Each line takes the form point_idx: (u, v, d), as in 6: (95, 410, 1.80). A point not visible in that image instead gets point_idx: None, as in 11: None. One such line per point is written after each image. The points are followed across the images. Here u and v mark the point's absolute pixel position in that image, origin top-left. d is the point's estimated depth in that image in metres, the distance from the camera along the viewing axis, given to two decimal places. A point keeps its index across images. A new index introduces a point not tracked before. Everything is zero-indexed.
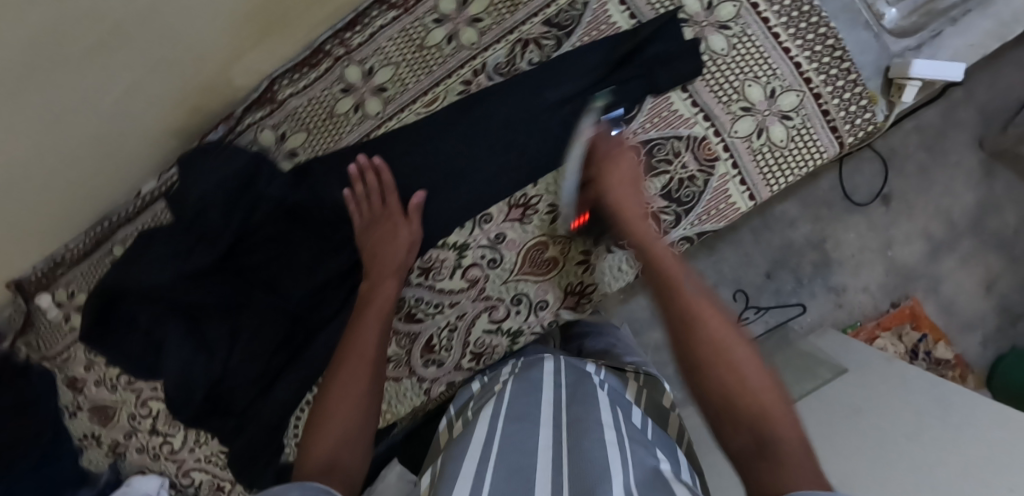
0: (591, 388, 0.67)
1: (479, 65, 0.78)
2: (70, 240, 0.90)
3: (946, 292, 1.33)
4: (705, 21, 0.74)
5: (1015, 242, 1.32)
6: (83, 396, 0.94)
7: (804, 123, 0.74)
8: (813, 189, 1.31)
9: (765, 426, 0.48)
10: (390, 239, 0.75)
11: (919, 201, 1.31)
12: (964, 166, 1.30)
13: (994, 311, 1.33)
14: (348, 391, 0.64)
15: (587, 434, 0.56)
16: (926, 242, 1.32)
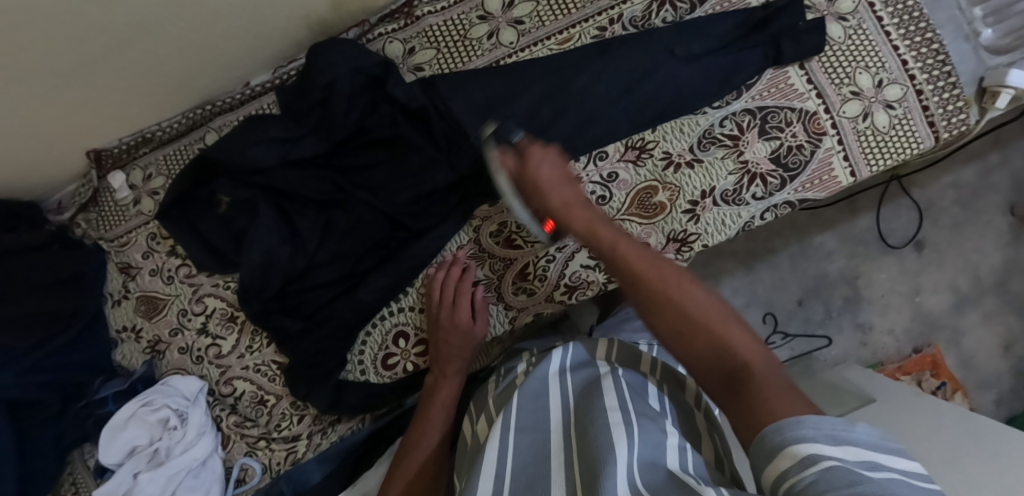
0: (598, 381, 0.69)
1: (615, 15, 0.82)
2: (166, 118, 0.89)
3: (966, 345, 1.45)
4: (826, 10, 0.82)
5: None
6: (134, 284, 0.89)
7: (906, 113, 0.81)
8: (850, 225, 1.45)
9: (755, 387, 0.46)
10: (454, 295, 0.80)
11: (950, 252, 1.45)
12: (993, 227, 1.43)
13: (1010, 372, 1.44)
14: (421, 450, 0.76)
15: (594, 421, 0.59)
16: (953, 294, 1.45)
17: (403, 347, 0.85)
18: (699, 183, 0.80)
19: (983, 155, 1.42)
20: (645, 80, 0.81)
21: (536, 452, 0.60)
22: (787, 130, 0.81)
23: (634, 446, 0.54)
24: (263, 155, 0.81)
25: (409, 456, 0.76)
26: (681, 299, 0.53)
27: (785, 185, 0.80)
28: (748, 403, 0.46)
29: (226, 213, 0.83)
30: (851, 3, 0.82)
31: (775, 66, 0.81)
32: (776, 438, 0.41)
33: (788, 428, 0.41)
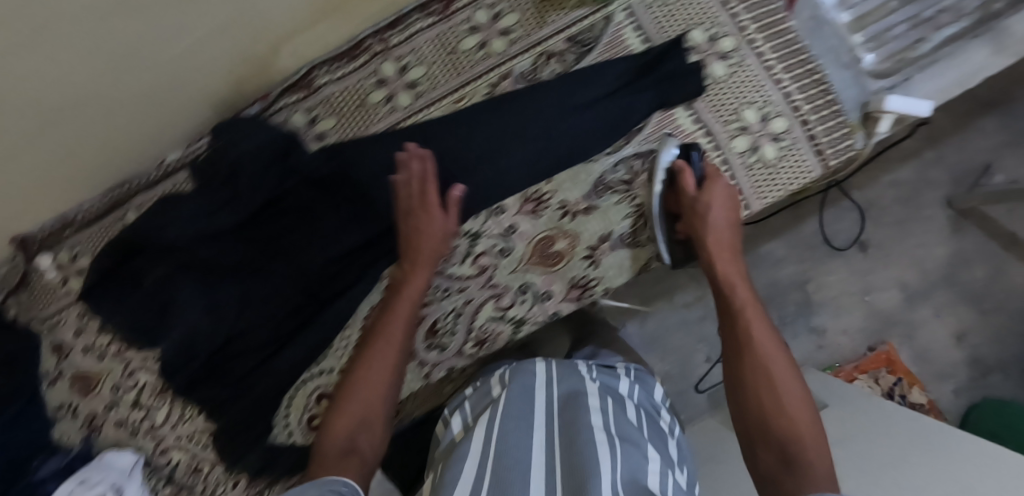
0: (581, 395, 0.76)
1: (506, 71, 0.85)
2: (86, 200, 0.91)
3: (920, 339, 1.41)
4: (708, 51, 0.85)
5: (985, 295, 1.41)
6: (66, 362, 0.91)
7: (793, 144, 0.84)
8: (797, 231, 1.42)
9: (794, 448, 0.57)
10: (431, 221, 0.78)
11: (895, 250, 1.42)
12: (935, 221, 1.41)
13: (966, 363, 1.39)
14: (377, 358, 0.73)
15: (580, 435, 0.65)
16: (901, 290, 1.42)
17: (326, 407, 0.87)
18: (597, 229, 0.83)
19: (919, 152, 1.40)
20: (539, 132, 0.82)
21: (519, 441, 0.67)
22: (679, 170, 0.82)
23: (616, 465, 0.60)
24: (186, 226, 0.82)
25: (361, 368, 0.73)
26: (770, 370, 0.64)
27: (681, 224, 0.83)
28: (791, 490, 0.54)
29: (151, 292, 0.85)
30: (732, 41, 0.85)
31: (663, 109, 0.83)
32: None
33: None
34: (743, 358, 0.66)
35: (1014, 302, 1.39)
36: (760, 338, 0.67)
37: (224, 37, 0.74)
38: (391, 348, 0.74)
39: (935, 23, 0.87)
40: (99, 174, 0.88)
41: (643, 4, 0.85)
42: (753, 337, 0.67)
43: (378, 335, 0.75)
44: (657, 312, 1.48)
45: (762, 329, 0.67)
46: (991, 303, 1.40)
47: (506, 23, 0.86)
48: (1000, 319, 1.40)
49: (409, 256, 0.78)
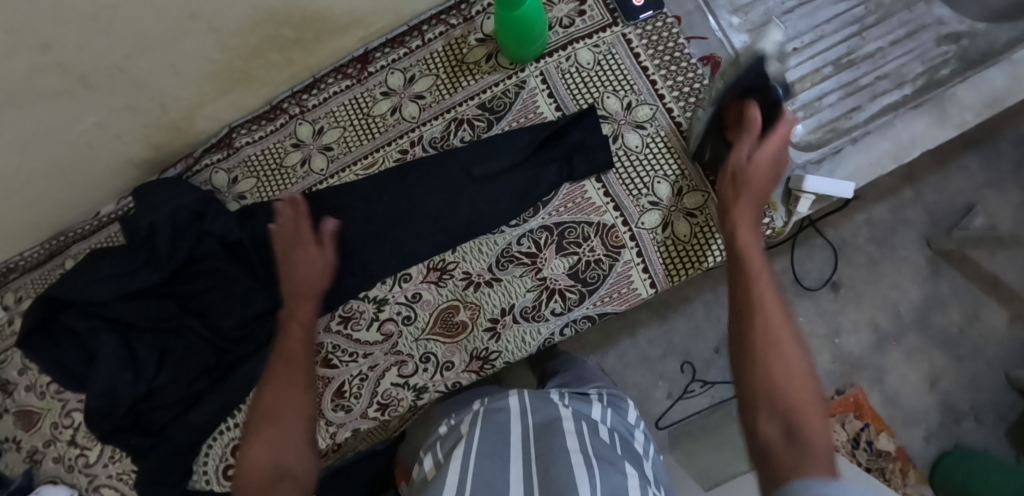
0: (556, 422, 0.73)
1: (416, 137, 0.85)
2: (26, 249, 0.96)
3: (891, 383, 1.25)
4: (622, 120, 0.82)
5: (961, 341, 1.24)
6: (12, 399, 0.97)
7: (707, 220, 0.80)
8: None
9: (799, 429, 0.51)
10: (303, 260, 0.77)
11: (868, 291, 1.26)
12: (911, 262, 1.25)
13: (938, 407, 1.24)
14: (278, 392, 0.67)
15: (556, 463, 0.63)
16: (873, 332, 1.26)
17: None
18: (499, 301, 0.82)
19: (895, 191, 1.24)
20: (445, 202, 0.83)
21: (493, 479, 0.64)
22: (585, 244, 0.81)
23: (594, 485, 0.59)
24: (99, 290, 0.87)
25: (266, 408, 0.66)
26: (774, 340, 0.57)
27: (584, 299, 0.81)
28: (790, 465, 0.49)
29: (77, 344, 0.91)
30: (648, 109, 0.82)
31: (570, 181, 0.82)
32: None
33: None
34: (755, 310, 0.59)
35: (992, 349, 1.23)
36: (761, 273, 0.63)
37: (132, 111, 0.77)
38: (297, 377, 0.69)
39: (873, 90, 0.81)
40: (35, 228, 0.92)
41: (558, 70, 0.84)
42: (756, 269, 0.63)
43: (280, 360, 0.71)
44: (619, 347, 1.39)
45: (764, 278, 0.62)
46: (967, 348, 1.24)
47: (420, 87, 0.85)
48: (974, 367, 1.23)
49: (288, 291, 0.76)
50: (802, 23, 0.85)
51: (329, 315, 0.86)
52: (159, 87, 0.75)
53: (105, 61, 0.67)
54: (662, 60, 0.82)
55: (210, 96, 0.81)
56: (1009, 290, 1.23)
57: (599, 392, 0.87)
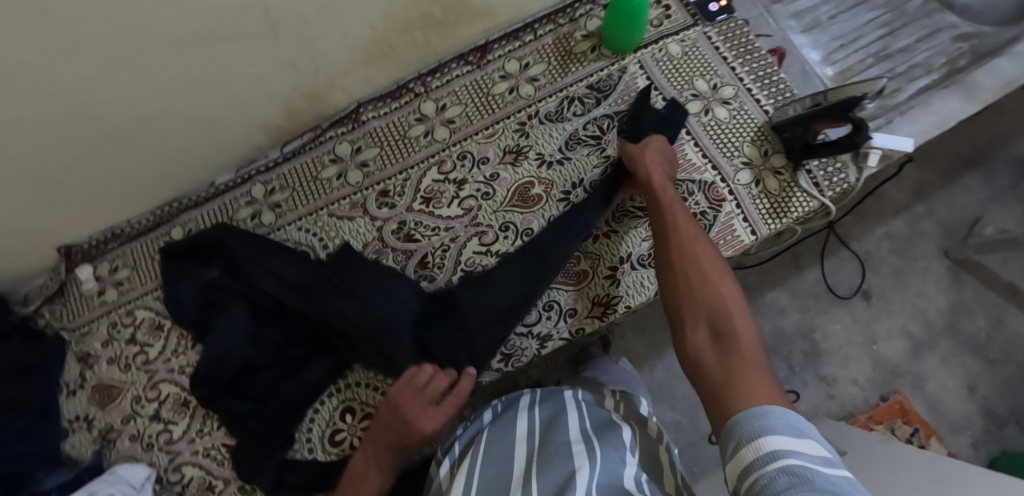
0: (560, 417, 0.76)
1: (533, 112, 0.95)
2: (134, 216, 0.96)
3: (931, 390, 1.32)
4: (711, 97, 0.94)
5: (989, 346, 1.34)
6: (91, 372, 0.92)
7: (792, 178, 0.90)
8: (798, 281, 1.38)
9: (724, 333, 0.61)
10: (411, 418, 0.75)
11: (897, 299, 1.37)
12: (933, 273, 1.38)
13: (979, 413, 1.30)
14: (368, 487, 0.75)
15: (557, 455, 0.68)
16: (907, 340, 1.35)
17: (350, 422, 0.87)
18: (616, 251, 0.89)
19: (909, 206, 1.40)
20: None
21: (502, 472, 0.70)
22: (690, 199, 0.89)
23: (593, 475, 0.63)
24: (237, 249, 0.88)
25: None
26: (696, 284, 0.67)
27: None
28: (721, 382, 0.57)
29: (188, 306, 0.90)
30: (732, 89, 0.94)
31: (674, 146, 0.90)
32: (748, 435, 0.49)
33: (755, 420, 0.50)
34: (687, 283, 0.68)
35: (1020, 352, 1.33)
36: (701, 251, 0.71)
37: (291, 72, 0.84)
38: None
39: (909, 76, 0.95)
40: (151, 191, 0.93)
41: (653, 59, 0.97)
42: (694, 256, 0.70)
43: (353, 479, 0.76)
44: (667, 359, 1.39)
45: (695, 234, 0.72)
46: (997, 353, 1.33)
47: (534, 72, 0.97)
48: (1008, 371, 1.32)
49: (375, 431, 0.78)
50: (846, 26, 0.99)
51: (452, 269, 0.89)
52: (322, 51, 0.83)
53: (295, 13, 0.74)
54: (739, 52, 0.96)
55: (353, 68, 0.90)
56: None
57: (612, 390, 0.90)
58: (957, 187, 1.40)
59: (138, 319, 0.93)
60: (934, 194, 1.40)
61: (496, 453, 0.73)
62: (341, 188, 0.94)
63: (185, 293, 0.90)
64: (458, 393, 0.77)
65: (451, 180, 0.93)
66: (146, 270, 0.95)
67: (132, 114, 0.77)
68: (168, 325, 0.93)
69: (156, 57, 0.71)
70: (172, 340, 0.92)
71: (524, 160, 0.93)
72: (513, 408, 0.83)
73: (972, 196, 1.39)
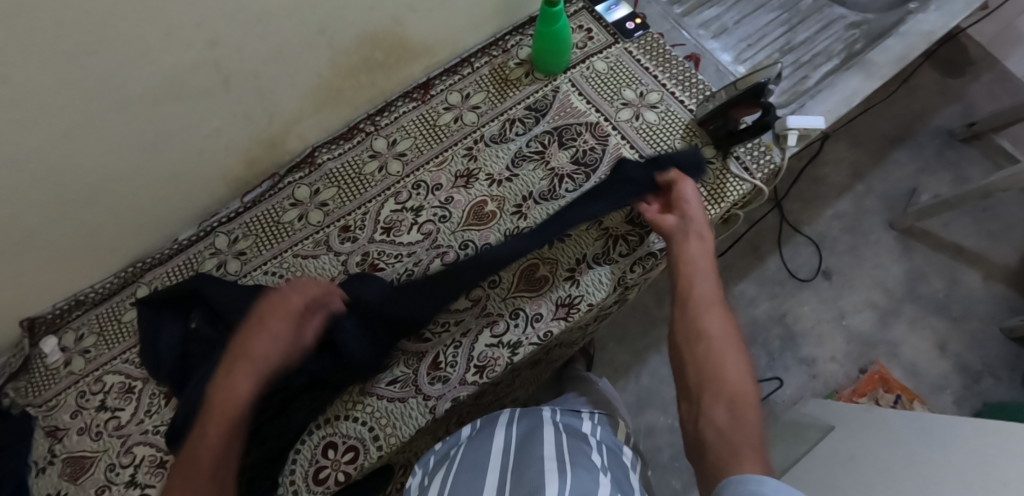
0: (536, 433, 0.78)
1: (478, 136, 1.01)
2: (99, 280, 0.97)
3: (906, 355, 1.37)
4: (639, 104, 1.02)
5: (950, 305, 1.41)
6: (61, 446, 0.90)
7: (723, 165, 0.97)
8: (761, 270, 1.43)
9: (734, 409, 0.65)
10: (264, 323, 0.78)
11: (856, 274, 1.43)
12: (884, 245, 1.45)
13: (955, 370, 1.36)
14: (228, 394, 0.74)
15: (531, 465, 0.69)
16: (874, 311, 1.40)
17: (333, 457, 0.86)
18: (572, 253, 0.93)
19: (850, 187, 1.49)
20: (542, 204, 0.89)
21: (474, 485, 0.71)
22: None
23: (564, 487, 0.63)
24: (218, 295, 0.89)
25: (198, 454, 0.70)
26: (720, 360, 0.70)
27: (645, 239, 0.93)
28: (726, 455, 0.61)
29: (162, 360, 0.88)
30: (657, 95, 1.02)
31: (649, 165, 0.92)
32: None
33: (747, 483, 0.55)
34: (706, 352, 0.71)
35: (979, 306, 1.40)
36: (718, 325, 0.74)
37: (246, 120, 0.88)
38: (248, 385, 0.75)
39: (813, 64, 1.07)
40: (113, 255, 0.94)
41: (583, 77, 1.04)
42: (712, 330, 0.73)
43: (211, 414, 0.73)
44: (650, 364, 1.41)
45: (718, 307, 0.76)
46: (959, 310, 1.40)
47: (475, 100, 1.04)
48: (972, 326, 1.39)
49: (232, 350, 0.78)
50: (750, 28, 1.10)
51: (417, 292, 0.92)
52: (274, 98, 0.88)
53: (244, 64, 0.79)
54: (657, 60, 1.05)
55: (306, 113, 0.95)
56: (972, 253, 1.44)
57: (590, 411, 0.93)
58: (890, 163, 1.50)
59: (107, 385, 0.92)
60: (871, 172, 1.50)
61: (471, 469, 0.74)
62: (303, 229, 0.97)
63: (159, 345, 0.89)
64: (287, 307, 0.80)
65: (408, 208, 0.97)
66: (112, 334, 0.95)
67: (92, 176, 0.79)
68: (139, 385, 0.92)
69: (114, 116, 0.74)
70: (144, 401, 0.91)
71: (476, 182, 0.98)
72: (489, 427, 0.84)
73: (904, 170, 1.49)
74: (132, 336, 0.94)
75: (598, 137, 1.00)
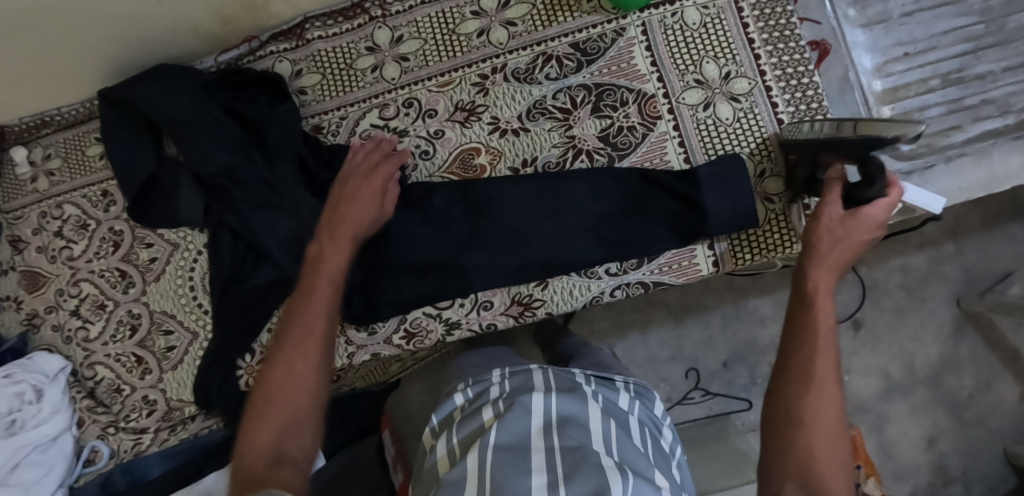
0: (580, 417, 0.65)
1: (500, 64, 0.80)
2: (64, 105, 0.91)
3: (889, 434, 1.27)
4: (718, 89, 0.78)
5: (968, 406, 1.25)
6: (20, 258, 0.93)
7: (784, 210, 0.77)
8: (790, 293, 1.35)
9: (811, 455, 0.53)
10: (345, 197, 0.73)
11: (888, 337, 1.27)
12: (937, 319, 1.27)
13: (930, 466, 1.25)
14: (333, 269, 0.68)
15: (586, 460, 0.57)
16: (883, 380, 1.28)
17: (248, 362, 0.85)
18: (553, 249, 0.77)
19: (938, 243, 1.27)
20: (534, 223, 0.78)
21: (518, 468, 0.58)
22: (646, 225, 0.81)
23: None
24: (175, 110, 0.80)
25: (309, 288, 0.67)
26: (807, 413, 0.55)
27: (642, 264, 0.77)
28: None
29: (140, 206, 0.87)
30: (746, 83, 0.78)
31: (687, 241, 0.76)
32: None
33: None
34: (805, 387, 0.56)
35: (996, 419, 1.24)
36: (830, 389, 0.56)
37: None
38: (325, 295, 0.67)
39: (976, 113, 0.79)
40: (75, 82, 0.87)
41: (660, 25, 0.79)
42: (821, 380, 0.56)
43: (293, 333, 0.64)
44: (628, 341, 1.40)
45: (831, 378, 0.56)
46: (971, 415, 1.25)
47: (512, 14, 0.80)
48: (976, 433, 1.24)
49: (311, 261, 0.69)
50: (920, 29, 0.80)
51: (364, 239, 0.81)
52: None
53: None
54: (772, 35, 0.78)
55: None
56: None
57: (626, 380, 0.80)
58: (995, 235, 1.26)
59: (65, 214, 0.92)
60: (970, 235, 1.26)
61: (506, 436, 0.61)
62: None
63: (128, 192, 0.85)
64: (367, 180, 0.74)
65: (391, 129, 0.82)
66: (76, 165, 0.92)
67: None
68: (93, 225, 0.91)
69: None
70: (95, 242, 0.91)
71: (476, 122, 0.80)
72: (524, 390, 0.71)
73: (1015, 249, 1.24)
74: (94, 174, 0.91)
75: (645, 117, 0.78)
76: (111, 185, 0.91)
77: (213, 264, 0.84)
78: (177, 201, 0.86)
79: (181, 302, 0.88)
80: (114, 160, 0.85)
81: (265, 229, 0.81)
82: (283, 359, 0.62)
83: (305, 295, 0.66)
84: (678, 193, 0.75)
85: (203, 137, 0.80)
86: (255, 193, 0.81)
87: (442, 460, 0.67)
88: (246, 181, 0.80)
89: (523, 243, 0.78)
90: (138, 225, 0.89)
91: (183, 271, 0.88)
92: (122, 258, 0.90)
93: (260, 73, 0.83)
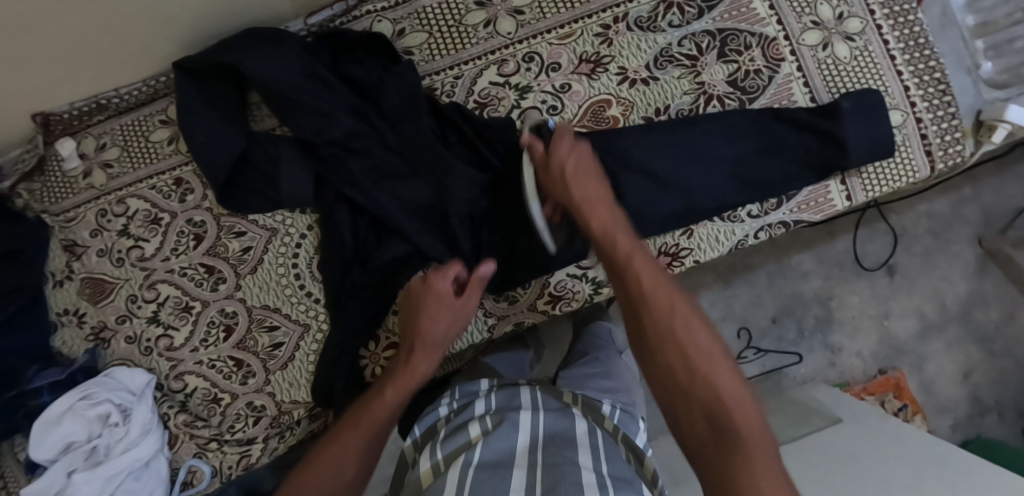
0: (566, 434, 0.64)
1: (621, 14, 0.78)
2: (124, 85, 0.81)
3: (929, 371, 1.27)
4: (833, 29, 0.79)
5: (995, 337, 1.27)
6: (79, 263, 0.81)
7: (904, 141, 0.80)
8: (827, 247, 1.28)
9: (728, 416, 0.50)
10: (432, 318, 0.69)
11: (920, 280, 1.28)
12: (961, 259, 1.28)
13: (967, 399, 1.27)
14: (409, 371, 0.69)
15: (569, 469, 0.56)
16: (919, 319, 1.28)
17: (372, 349, 0.79)
18: (693, 196, 0.76)
19: (957, 187, 1.28)
20: (674, 171, 0.76)
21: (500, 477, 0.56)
22: None
23: None
24: (280, 75, 0.73)
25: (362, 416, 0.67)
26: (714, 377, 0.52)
27: (781, 204, 0.78)
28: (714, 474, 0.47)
29: (226, 189, 0.78)
30: (859, 23, 0.80)
31: (822, 179, 0.77)
32: None
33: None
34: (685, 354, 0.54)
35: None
36: (721, 369, 0.52)
37: None
38: (405, 381, 0.68)
39: None
40: (142, 56, 0.77)
41: None
42: (694, 356, 0.53)
43: (349, 424, 0.66)
44: None
45: (715, 364, 0.53)
46: (1001, 345, 1.27)
47: None
48: (1005, 364, 1.27)
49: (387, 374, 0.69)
50: None
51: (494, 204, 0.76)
52: None
53: None
54: None
55: None
56: None
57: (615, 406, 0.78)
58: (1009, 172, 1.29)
59: (130, 210, 0.81)
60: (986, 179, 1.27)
61: (492, 451, 0.61)
62: None
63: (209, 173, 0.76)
64: (440, 296, 0.69)
65: (512, 85, 0.78)
66: (140, 153, 0.81)
67: None
68: (166, 219, 0.81)
69: None
70: (171, 238, 0.81)
71: (603, 74, 0.78)
72: (510, 407, 0.71)
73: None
74: (163, 160, 0.81)
75: (770, 60, 0.78)
76: (185, 172, 0.81)
77: (328, 247, 0.77)
78: (273, 182, 0.77)
79: (286, 293, 0.79)
80: (191, 139, 0.75)
81: (390, 204, 0.75)
82: (342, 439, 0.65)
83: (359, 413, 0.67)
84: (813, 128, 0.76)
85: (308, 103, 0.73)
86: (373, 163, 0.75)
87: (425, 474, 0.63)
88: (366, 151, 0.75)
89: (666, 191, 0.76)
90: (224, 213, 0.80)
91: (281, 259, 0.79)
92: (206, 252, 0.80)
93: (358, 33, 0.76)
